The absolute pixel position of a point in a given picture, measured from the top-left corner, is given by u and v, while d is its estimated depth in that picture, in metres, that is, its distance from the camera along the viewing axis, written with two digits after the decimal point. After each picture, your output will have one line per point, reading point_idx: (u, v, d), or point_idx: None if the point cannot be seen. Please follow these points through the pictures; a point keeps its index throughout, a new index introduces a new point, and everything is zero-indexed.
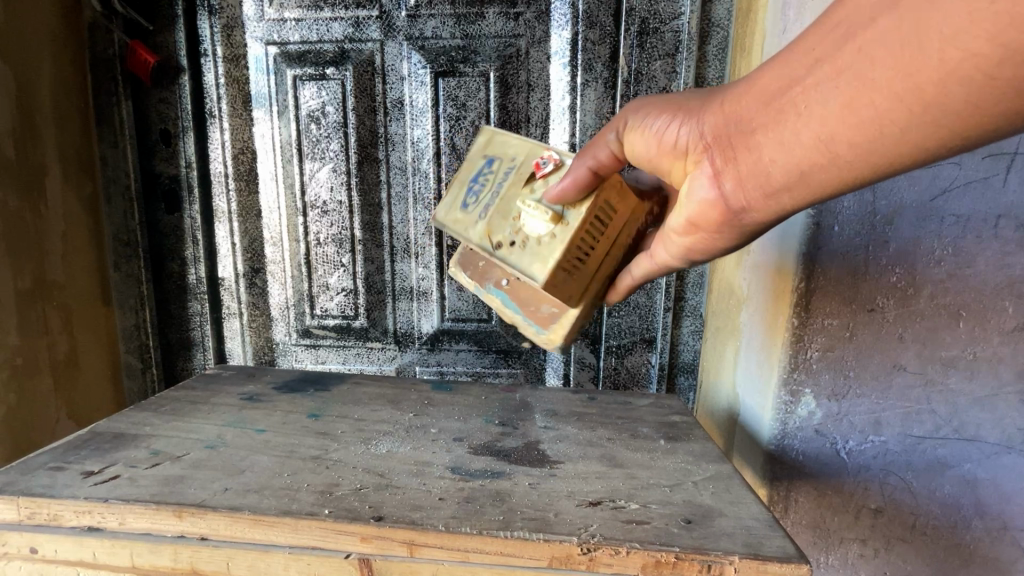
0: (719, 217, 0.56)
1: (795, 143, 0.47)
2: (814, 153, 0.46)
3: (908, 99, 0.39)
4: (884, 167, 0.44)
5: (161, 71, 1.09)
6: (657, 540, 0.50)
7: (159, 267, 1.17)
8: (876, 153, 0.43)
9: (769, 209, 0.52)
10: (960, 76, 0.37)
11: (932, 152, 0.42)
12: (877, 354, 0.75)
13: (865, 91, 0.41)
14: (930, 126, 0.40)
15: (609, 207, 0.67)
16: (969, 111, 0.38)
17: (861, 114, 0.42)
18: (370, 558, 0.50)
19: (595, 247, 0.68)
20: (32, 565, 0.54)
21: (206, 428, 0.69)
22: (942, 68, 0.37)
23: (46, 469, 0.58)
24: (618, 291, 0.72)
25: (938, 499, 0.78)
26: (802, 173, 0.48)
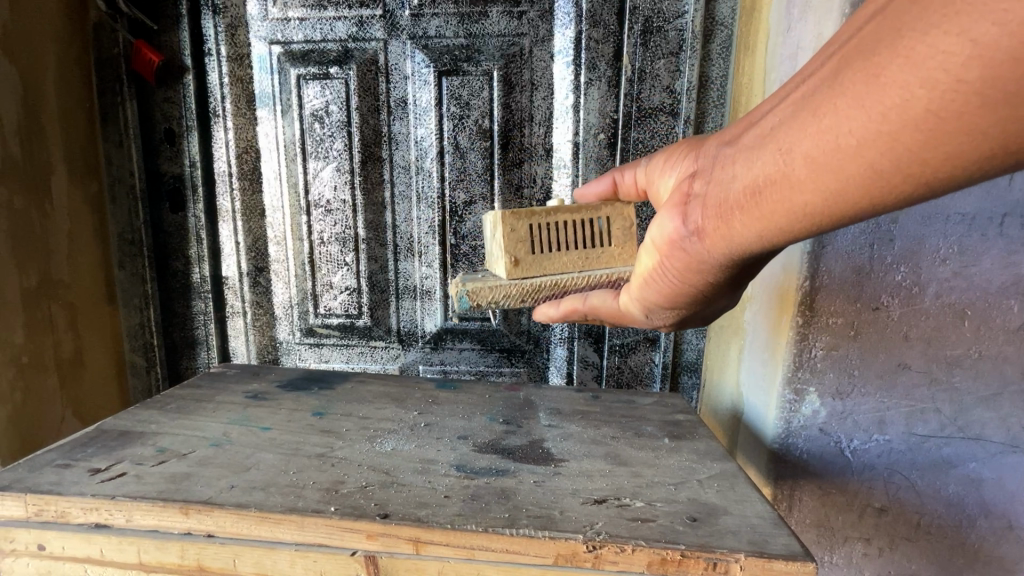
0: (681, 235, 0.53)
1: (760, 159, 0.45)
2: (776, 165, 0.44)
3: (871, 105, 0.37)
4: (843, 191, 0.41)
5: (165, 71, 1.10)
6: (663, 538, 0.50)
7: (164, 266, 1.18)
8: (836, 170, 0.40)
9: (726, 231, 0.49)
10: (924, 79, 0.34)
11: (900, 178, 0.38)
12: (881, 353, 0.75)
13: (834, 96, 0.39)
14: (891, 139, 0.37)
15: (611, 242, 0.71)
16: (930, 122, 0.35)
17: (825, 122, 0.40)
18: (376, 555, 0.51)
19: (569, 256, 0.71)
20: (39, 562, 0.54)
21: (211, 426, 0.69)
22: (905, 74, 0.35)
23: (53, 466, 0.59)
24: (559, 306, 0.72)
25: (942, 498, 0.78)
26: (762, 188, 0.45)
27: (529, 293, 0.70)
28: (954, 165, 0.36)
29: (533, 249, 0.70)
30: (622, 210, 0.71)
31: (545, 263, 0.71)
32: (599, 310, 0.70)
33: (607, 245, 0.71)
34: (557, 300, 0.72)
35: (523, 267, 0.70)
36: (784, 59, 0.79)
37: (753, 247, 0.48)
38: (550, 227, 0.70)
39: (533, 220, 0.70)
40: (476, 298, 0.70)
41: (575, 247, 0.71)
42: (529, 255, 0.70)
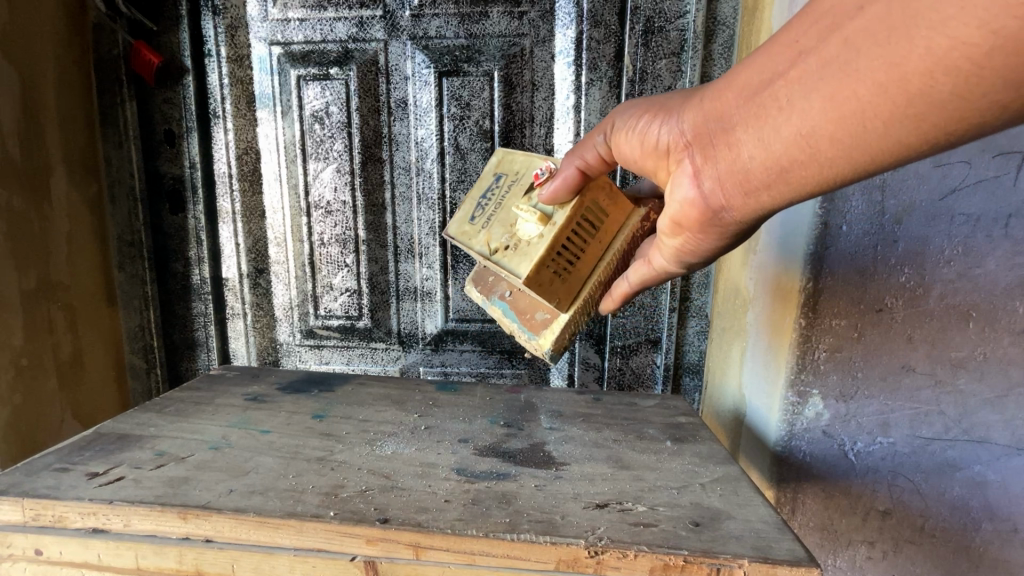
0: (702, 214, 0.55)
1: (776, 138, 0.46)
2: (795, 144, 0.45)
3: (893, 90, 0.38)
4: (864, 162, 0.43)
5: (165, 72, 1.09)
6: (666, 543, 0.49)
7: (164, 267, 1.18)
8: (861, 147, 0.42)
9: (751, 204, 0.51)
10: (948, 67, 0.35)
11: (918, 150, 0.41)
12: (885, 355, 0.74)
13: (850, 83, 0.40)
14: (915, 119, 0.39)
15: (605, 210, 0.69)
16: (952, 104, 0.37)
17: (846, 107, 0.41)
18: (375, 560, 0.50)
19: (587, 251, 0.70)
20: (36, 567, 0.54)
21: (210, 429, 0.69)
22: (927, 60, 0.36)
23: (52, 470, 0.58)
24: (613, 298, 0.71)
25: (947, 501, 0.77)
26: (785, 166, 0.47)
27: (582, 310, 0.73)
28: (975, 132, 0.39)
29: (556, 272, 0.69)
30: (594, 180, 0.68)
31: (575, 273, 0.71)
32: (655, 282, 0.68)
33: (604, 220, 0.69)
34: (608, 293, 0.72)
35: (567, 298, 0.70)
36: None
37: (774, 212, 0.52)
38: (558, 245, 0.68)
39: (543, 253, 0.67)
40: (558, 346, 0.75)
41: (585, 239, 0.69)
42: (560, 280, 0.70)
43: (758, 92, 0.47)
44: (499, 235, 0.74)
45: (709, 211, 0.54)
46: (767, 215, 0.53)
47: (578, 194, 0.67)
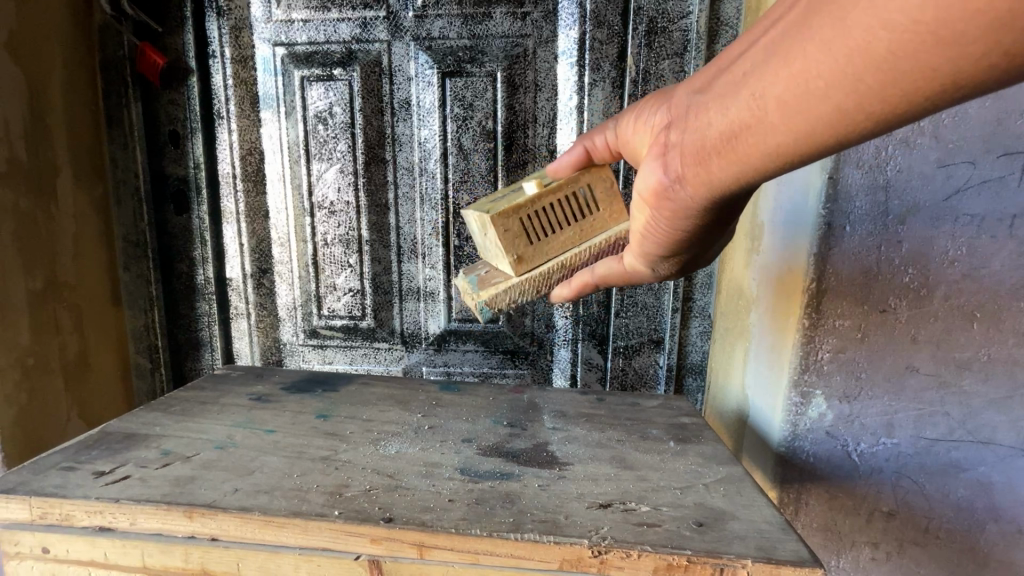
0: (661, 188, 0.52)
1: (729, 106, 0.44)
2: (747, 110, 0.42)
3: (838, 49, 0.35)
4: (813, 134, 0.39)
5: (170, 73, 1.10)
6: (669, 543, 0.50)
7: (168, 268, 1.18)
8: (808, 114, 0.39)
9: (704, 180, 0.48)
10: (890, 20, 0.33)
11: (868, 120, 0.37)
12: (889, 356, 0.74)
13: (796, 59, 0.38)
14: (861, 81, 0.35)
15: (600, 205, 0.70)
16: (897, 63, 0.33)
17: (793, 70, 0.38)
18: (380, 559, 0.50)
19: (567, 235, 0.70)
20: (43, 565, 0.54)
21: (215, 428, 0.69)
22: (872, 14, 0.33)
23: (58, 469, 0.59)
24: (569, 285, 0.71)
25: (951, 502, 0.77)
26: (734, 136, 0.44)
27: (539, 283, 0.71)
28: (925, 101, 0.34)
29: (529, 241, 0.69)
30: (597, 170, 0.70)
31: (547, 250, 0.71)
32: (615, 279, 0.69)
33: (597, 213, 0.70)
34: (567, 279, 0.72)
35: (527, 261, 0.70)
36: None
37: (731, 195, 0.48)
38: (541, 215, 0.69)
39: (523, 214, 0.68)
40: (496, 304, 0.72)
41: (569, 223, 0.70)
42: (529, 248, 0.70)
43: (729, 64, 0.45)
44: (495, 196, 0.76)
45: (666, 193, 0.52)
46: (722, 198, 0.49)
47: (582, 175, 0.70)
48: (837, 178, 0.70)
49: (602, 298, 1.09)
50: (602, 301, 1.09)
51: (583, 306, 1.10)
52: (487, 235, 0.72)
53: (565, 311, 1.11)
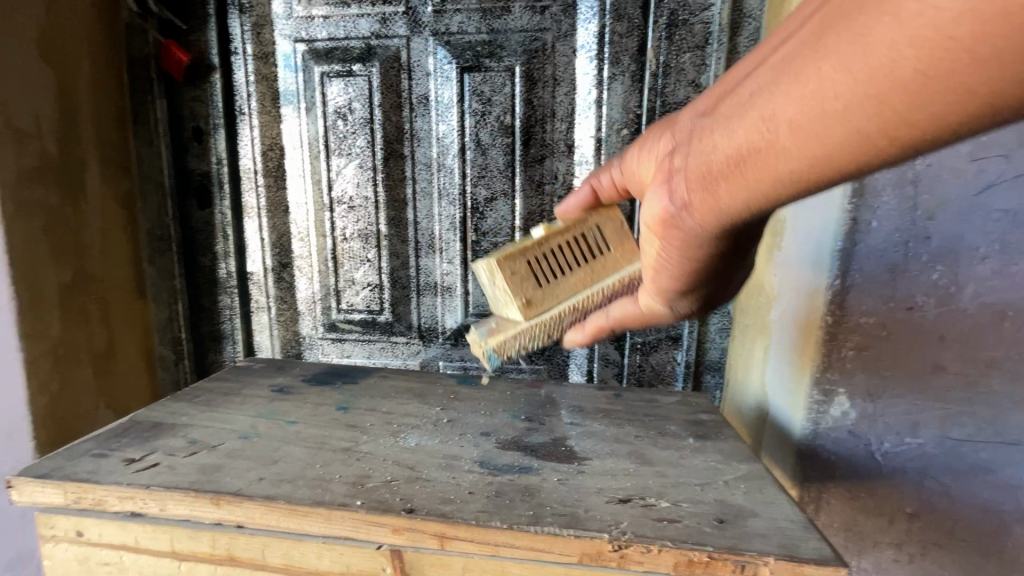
0: (671, 212, 0.51)
1: (740, 129, 0.43)
2: (758, 133, 0.42)
3: (858, 70, 0.35)
4: (830, 155, 0.39)
5: (193, 70, 1.12)
6: (690, 539, 0.49)
7: (192, 262, 1.21)
8: (823, 136, 0.38)
9: (715, 201, 0.47)
10: (912, 40, 0.33)
11: (889, 141, 0.36)
12: (915, 354, 0.73)
13: (810, 80, 0.38)
14: (879, 103, 0.35)
15: (608, 247, 0.71)
16: (916, 83, 0.33)
17: (810, 93, 0.38)
18: (401, 549, 0.51)
19: (576, 276, 0.71)
20: (78, 548, 0.56)
21: (239, 419, 0.71)
22: (890, 33, 0.33)
23: (90, 456, 0.60)
24: (584, 329, 0.71)
25: (978, 504, 0.75)
26: (747, 158, 0.43)
27: (550, 327, 0.70)
28: (947, 122, 0.34)
29: (538, 283, 0.70)
30: (602, 215, 0.72)
31: (557, 291, 0.71)
32: (632, 324, 0.67)
33: (607, 254, 0.71)
34: (580, 324, 0.71)
35: (533, 303, 0.70)
36: None
37: (743, 217, 0.47)
38: (549, 256, 0.71)
39: (529, 256, 0.70)
40: (504, 350, 0.71)
41: (578, 265, 0.71)
42: (538, 290, 0.70)
43: (740, 87, 0.45)
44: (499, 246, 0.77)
45: (677, 222, 0.52)
46: (732, 220, 0.48)
47: (591, 216, 0.72)
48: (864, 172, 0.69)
49: None
50: None
51: None
52: (493, 282, 0.71)
53: None
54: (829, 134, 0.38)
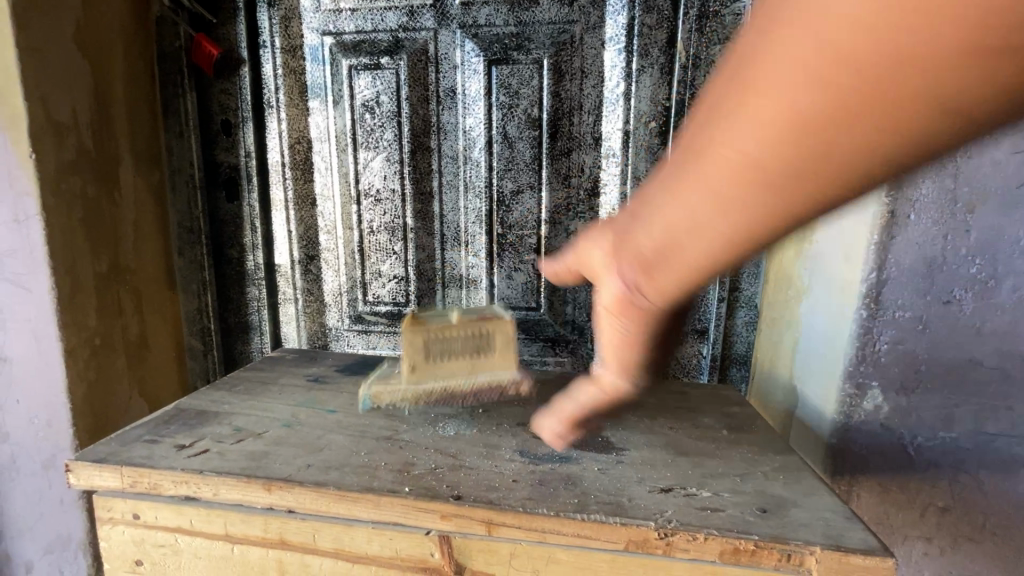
0: (629, 296, 0.44)
1: (681, 202, 0.36)
2: (698, 205, 0.35)
3: (791, 113, 0.29)
4: (786, 204, 0.32)
5: (223, 63, 1.13)
6: (735, 528, 0.50)
7: (220, 254, 1.22)
8: (779, 185, 0.32)
9: (670, 279, 0.40)
10: (853, 52, 0.26)
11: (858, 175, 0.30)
12: (951, 348, 0.72)
13: (728, 135, 0.32)
14: (836, 129, 0.28)
15: (494, 350, 0.71)
16: (865, 104, 0.27)
17: (736, 150, 0.32)
18: (450, 534, 0.52)
19: (460, 363, 0.70)
20: (133, 530, 0.58)
21: (280, 407, 0.72)
22: (800, 56, 0.28)
23: (141, 441, 0.62)
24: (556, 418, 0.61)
25: (1012, 499, 0.75)
26: (693, 231, 0.36)
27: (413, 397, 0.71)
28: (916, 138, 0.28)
29: (426, 357, 0.69)
30: (506, 325, 0.70)
31: (442, 368, 0.70)
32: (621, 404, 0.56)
33: (490, 353, 0.71)
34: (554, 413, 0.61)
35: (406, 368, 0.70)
36: None
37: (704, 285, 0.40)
38: (444, 339, 0.69)
39: (428, 334, 0.68)
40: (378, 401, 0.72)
41: (465, 355, 0.70)
42: (424, 361, 0.69)
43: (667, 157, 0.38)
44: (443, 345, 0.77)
45: (637, 301, 0.44)
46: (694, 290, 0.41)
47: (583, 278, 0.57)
48: None
49: None
50: None
51: None
52: None
53: None
54: (792, 165, 0.31)
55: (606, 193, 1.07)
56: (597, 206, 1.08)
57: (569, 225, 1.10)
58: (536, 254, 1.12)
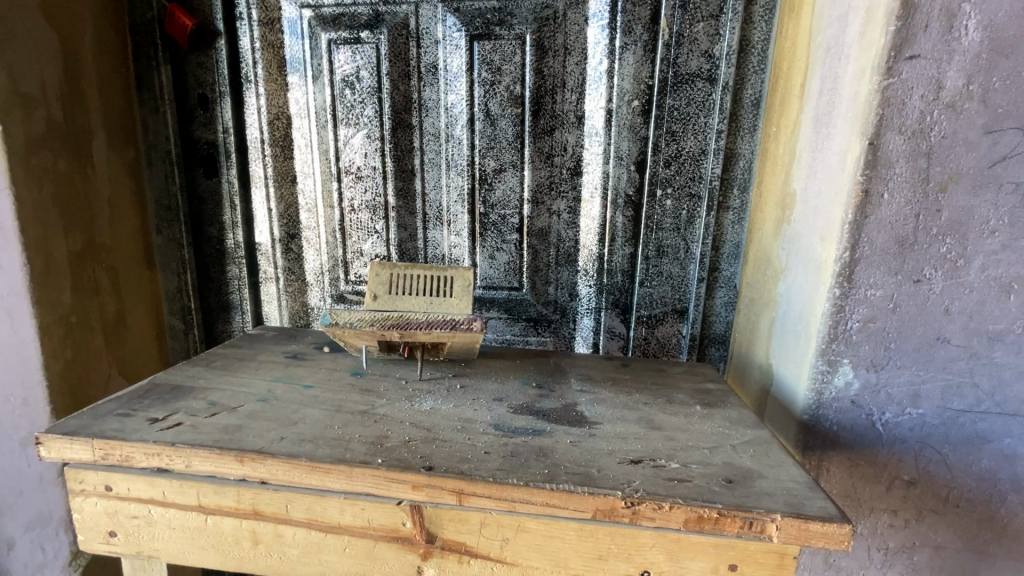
0: None
1: None
2: None
3: None
4: None
5: (198, 35, 1.10)
6: (699, 497, 0.51)
7: (199, 232, 1.20)
8: None
9: None
10: None
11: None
12: (921, 326, 0.73)
13: None
14: None
15: (452, 293, 0.81)
16: None
17: None
18: (421, 505, 0.54)
19: (418, 299, 0.81)
20: (106, 502, 0.59)
21: (257, 382, 0.72)
22: None
23: (114, 415, 0.62)
24: None
25: (974, 473, 0.77)
26: None
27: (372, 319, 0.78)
28: None
29: (390, 288, 0.81)
30: (464, 270, 0.82)
31: (400, 303, 0.81)
32: None
33: (449, 296, 0.81)
34: None
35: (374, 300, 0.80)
36: (835, 20, 0.77)
37: None
38: (410, 277, 0.82)
39: (397, 271, 0.82)
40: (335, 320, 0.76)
41: (425, 292, 0.81)
42: (386, 293, 0.81)
43: None
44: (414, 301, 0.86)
45: None
46: None
47: None
48: (877, 144, 0.68)
49: (627, 267, 1.09)
50: (627, 270, 1.09)
51: (608, 276, 1.10)
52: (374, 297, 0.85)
53: (588, 280, 1.11)
54: None
55: (589, 172, 1.07)
56: (579, 185, 1.08)
57: (551, 205, 1.10)
58: (519, 233, 1.12)
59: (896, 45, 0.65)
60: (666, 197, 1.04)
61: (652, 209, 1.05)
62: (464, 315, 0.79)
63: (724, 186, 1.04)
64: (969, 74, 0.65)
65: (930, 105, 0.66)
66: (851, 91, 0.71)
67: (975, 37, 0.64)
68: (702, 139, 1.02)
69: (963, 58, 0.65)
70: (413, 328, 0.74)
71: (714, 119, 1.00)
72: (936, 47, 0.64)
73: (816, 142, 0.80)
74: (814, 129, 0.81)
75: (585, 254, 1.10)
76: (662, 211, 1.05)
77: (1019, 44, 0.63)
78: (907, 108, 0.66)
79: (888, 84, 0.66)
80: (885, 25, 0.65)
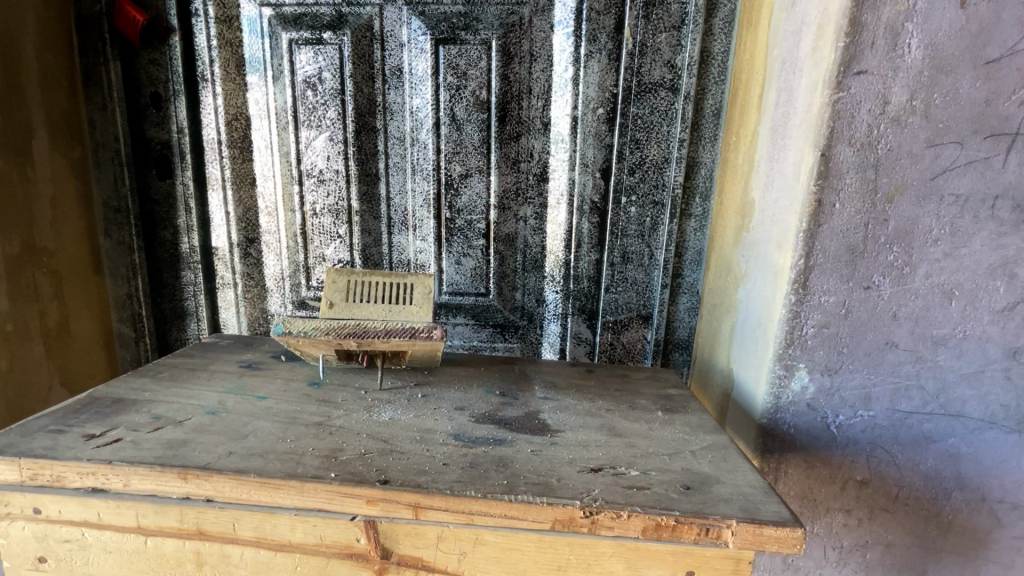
0: None
1: None
2: None
3: None
4: None
5: (151, 31, 1.06)
6: (658, 505, 0.51)
7: (151, 235, 1.14)
8: None
9: None
10: None
11: None
12: (872, 331, 0.76)
13: None
14: None
15: (413, 301, 0.79)
16: None
17: None
18: (375, 520, 0.53)
19: (377, 306, 0.79)
20: (35, 525, 0.56)
21: (206, 394, 0.69)
22: None
23: (46, 432, 0.58)
24: None
25: (922, 472, 0.80)
26: None
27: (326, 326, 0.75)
28: None
29: (346, 296, 0.79)
30: (425, 277, 0.81)
31: (357, 311, 0.79)
32: None
33: (409, 303, 0.79)
34: None
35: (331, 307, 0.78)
36: (789, 35, 0.79)
37: None
38: (368, 284, 0.80)
39: (355, 277, 0.80)
40: (290, 326, 0.74)
41: (383, 300, 0.79)
42: (343, 301, 0.79)
43: None
44: None
45: None
46: None
47: None
48: (829, 155, 0.70)
49: (593, 273, 1.09)
50: (593, 277, 1.10)
51: (574, 281, 1.10)
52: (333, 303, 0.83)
53: (555, 285, 1.11)
54: None
55: (555, 178, 1.07)
56: (545, 191, 1.08)
57: (518, 211, 1.10)
58: (485, 239, 1.11)
59: (845, 60, 0.67)
60: (630, 205, 1.05)
61: (617, 216, 1.06)
62: (424, 323, 0.78)
63: (687, 193, 1.05)
64: (912, 90, 0.67)
65: (877, 118, 0.68)
66: (805, 103, 0.73)
67: (917, 54, 0.66)
68: (665, 148, 1.03)
69: (907, 75, 0.67)
70: (371, 337, 0.73)
71: (677, 129, 1.02)
72: (882, 63, 0.67)
73: (773, 152, 0.82)
74: (770, 139, 0.83)
75: (552, 260, 1.10)
76: (627, 217, 1.06)
77: (957, 63, 0.66)
78: (856, 122, 0.69)
79: (839, 97, 0.68)
80: (835, 41, 0.67)
